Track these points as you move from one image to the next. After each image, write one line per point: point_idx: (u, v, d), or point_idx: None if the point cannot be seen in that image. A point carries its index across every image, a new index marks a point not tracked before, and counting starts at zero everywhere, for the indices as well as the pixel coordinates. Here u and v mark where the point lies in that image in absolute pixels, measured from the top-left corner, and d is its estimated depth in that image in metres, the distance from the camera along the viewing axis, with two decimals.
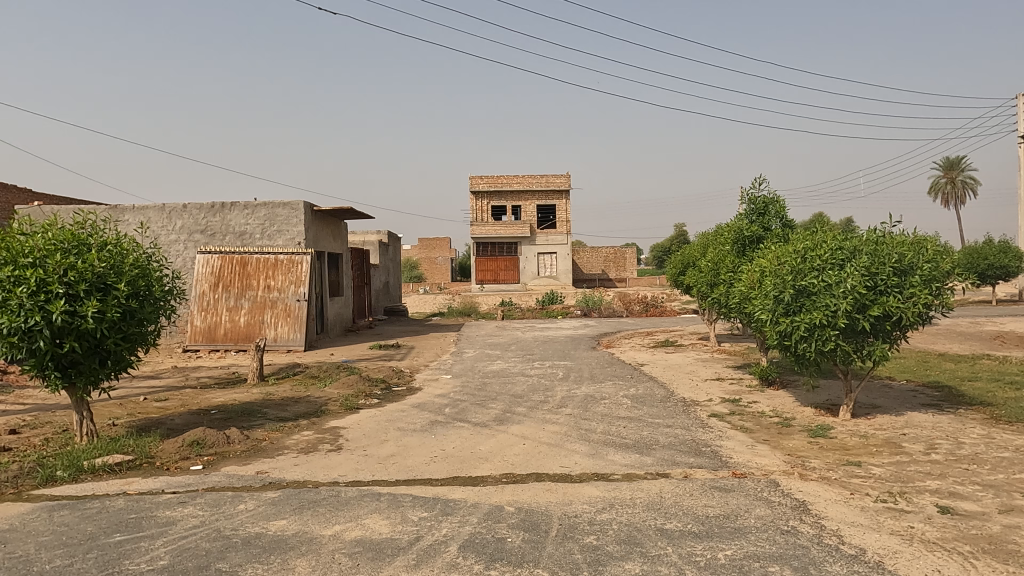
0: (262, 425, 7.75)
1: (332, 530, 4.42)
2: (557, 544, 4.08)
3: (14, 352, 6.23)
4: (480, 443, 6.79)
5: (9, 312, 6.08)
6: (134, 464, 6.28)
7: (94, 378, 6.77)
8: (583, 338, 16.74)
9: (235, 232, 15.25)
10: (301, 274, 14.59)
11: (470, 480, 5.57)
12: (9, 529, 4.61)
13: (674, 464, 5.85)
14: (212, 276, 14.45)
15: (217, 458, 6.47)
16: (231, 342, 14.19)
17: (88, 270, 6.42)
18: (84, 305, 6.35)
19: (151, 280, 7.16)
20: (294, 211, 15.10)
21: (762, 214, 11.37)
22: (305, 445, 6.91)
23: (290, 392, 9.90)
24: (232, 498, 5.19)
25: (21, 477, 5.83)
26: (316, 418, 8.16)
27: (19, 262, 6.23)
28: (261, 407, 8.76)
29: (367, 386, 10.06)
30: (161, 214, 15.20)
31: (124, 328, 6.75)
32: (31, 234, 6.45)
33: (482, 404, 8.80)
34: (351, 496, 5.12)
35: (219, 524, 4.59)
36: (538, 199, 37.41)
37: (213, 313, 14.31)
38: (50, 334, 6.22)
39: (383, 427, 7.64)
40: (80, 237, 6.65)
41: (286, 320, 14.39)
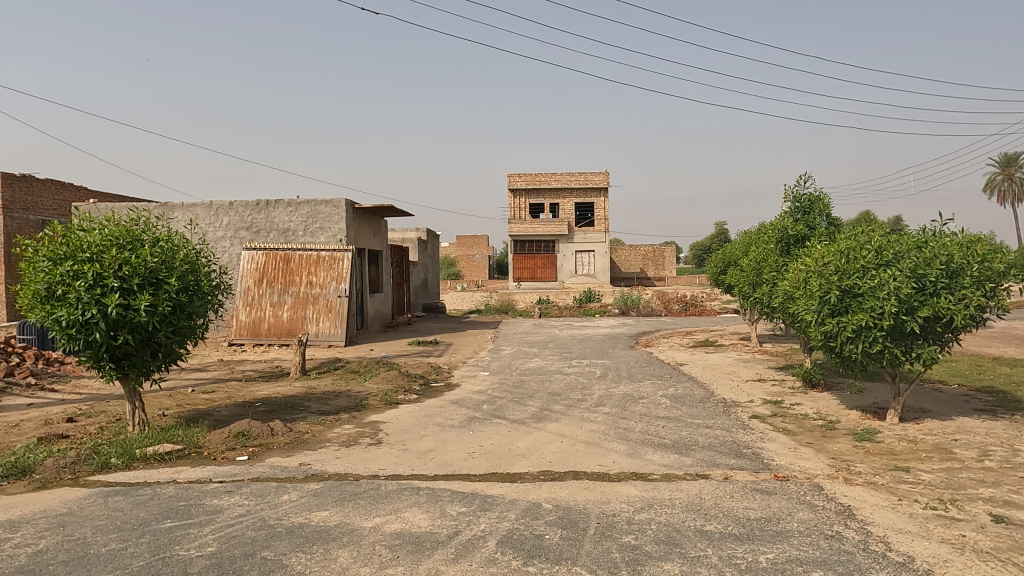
0: (304, 418, 7.92)
1: (372, 522, 4.51)
2: (595, 542, 4.07)
3: (71, 344, 6.53)
4: (517, 440, 6.81)
5: (68, 305, 6.37)
6: (182, 453, 6.48)
7: (147, 369, 7.01)
8: (620, 338, 16.41)
9: (279, 229, 15.52)
10: (342, 270, 14.82)
11: (508, 477, 5.59)
12: (67, 513, 4.83)
13: (714, 465, 5.78)
14: (256, 272, 14.84)
15: (261, 450, 6.63)
16: (274, 337, 14.52)
17: (141, 265, 6.66)
18: (137, 299, 6.58)
19: (200, 276, 7.37)
20: (335, 209, 15.32)
21: (807, 212, 11.11)
22: (346, 439, 7.03)
23: (331, 386, 10.08)
24: (276, 488, 5.32)
25: (79, 464, 6.08)
26: (356, 413, 8.28)
27: (78, 257, 6.50)
28: (303, 401, 8.95)
29: (406, 382, 10.17)
30: (209, 212, 15.63)
31: (174, 321, 6.97)
32: (89, 230, 6.71)
33: (519, 402, 8.82)
34: (391, 490, 5.19)
35: (264, 514, 4.72)
36: (576, 197, 37.27)
37: (257, 308, 14.70)
38: (105, 326, 6.47)
39: (421, 422, 7.71)
40: (134, 233, 6.88)
41: (327, 316, 14.62)
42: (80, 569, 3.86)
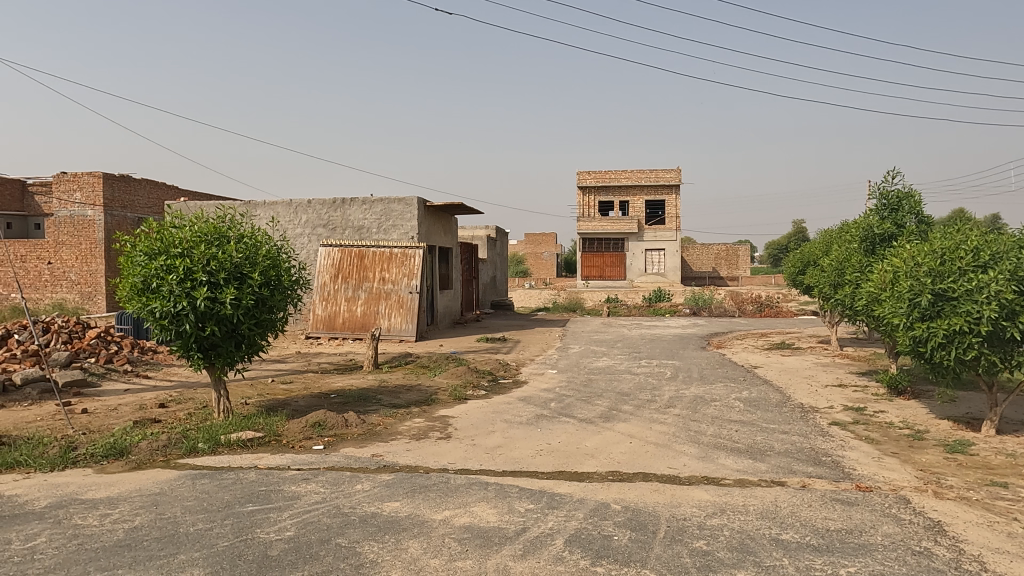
0: (376, 411, 8.14)
1: (442, 514, 4.58)
2: (665, 546, 4.00)
3: (164, 334, 6.94)
4: (585, 439, 6.77)
5: (161, 297, 6.77)
6: (263, 440, 6.78)
7: (232, 360, 7.37)
8: (691, 339, 16.07)
9: (354, 226, 15.95)
10: (413, 267, 15.11)
11: (576, 476, 5.56)
12: (159, 493, 5.14)
13: (790, 472, 5.57)
14: (332, 268, 15.37)
15: (336, 440, 6.85)
16: (348, 331, 15.00)
17: (227, 260, 6.99)
18: (223, 292, 6.91)
19: (281, 271, 7.66)
20: (408, 206, 15.61)
21: (895, 210, 10.53)
22: (417, 432, 7.17)
23: (402, 380, 10.32)
24: (350, 478, 5.49)
25: (169, 447, 6.46)
26: (426, 407, 8.44)
27: (170, 252, 6.89)
28: (376, 393, 9.20)
29: (475, 377, 10.29)
30: (289, 210, 16.27)
31: (257, 314, 7.29)
32: (181, 227, 7.10)
33: (587, 400, 8.76)
34: (460, 484, 5.26)
35: (338, 502, 4.88)
36: (646, 194, 36.67)
37: (333, 303, 15.22)
38: (194, 319, 6.84)
39: (489, 418, 7.79)
40: (221, 230, 7.23)
41: (399, 311, 14.96)
42: (171, 546, 4.10)
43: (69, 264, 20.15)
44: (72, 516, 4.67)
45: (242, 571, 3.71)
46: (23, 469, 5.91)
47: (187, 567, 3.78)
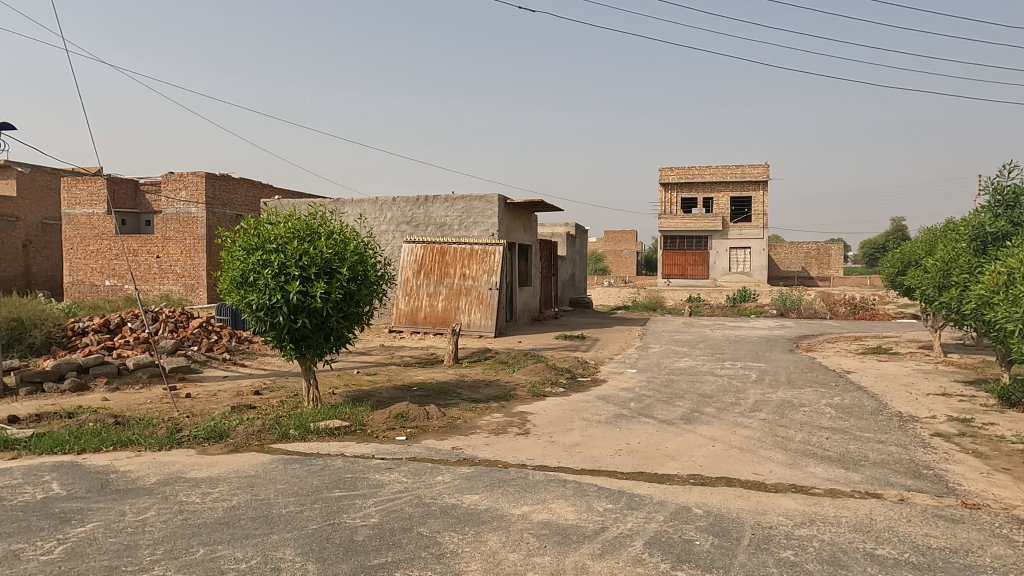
0: (456, 404, 8.29)
1: (521, 510, 4.61)
2: (750, 553, 3.88)
3: (260, 325, 7.33)
4: (666, 441, 6.64)
5: (258, 290, 7.15)
6: (349, 429, 7.04)
7: (321, 351, 7.70)
8: (778, 341, 15.46)
9: (436, 223, 16.28)
10: (493, 264, 15.27)
11: (656, 478, 5.47)
12: (255, 475, 5.44)
13: (887, 484, 5.27)
14: (415, 264, 15.78)
15: (418, 431, 7.03)
16: (430, 326, 15.34)
17: (318, 255, 7.30)
18: (314, 286, 7.23)
19: (368, 267, 7.91)
20: (489, 204, 15.76)
21: (1011, 206, 9.72)
22: (496, 427, 7.25)
23: (481, 375, 10.46)
24: (431, 469, 5.62)
25: (264, 432, 6.82)
26: (505, 402, 8.52)
27: (266, 248, 7.26)
28: (456, 387, 9.37)
29: (553, 375, 10.29)
30: (375, 207, 16.80)
31: (345, 308, 7.57)
32: (276, 223, 7.47)
33: (669, 402, 8.58)
34: (538, 480, 5.28)
35: (420, 492, 5.00)
36: (732, 191, 35.49)
37: (415, 298, 15.62)
38: (287, 311, 7.19)
39: (568, 416, 7.77)
40: (313, 227, 7.54)
41: (479, 307, 15.16)
42: (265, 526, 4.33)
43: (175, 258, 21.60)
44: (177, 492, 5.02)
45: (330, 554, 3.88)
46: (135, 447, 6.39)
47: (280, 547, 3.98)
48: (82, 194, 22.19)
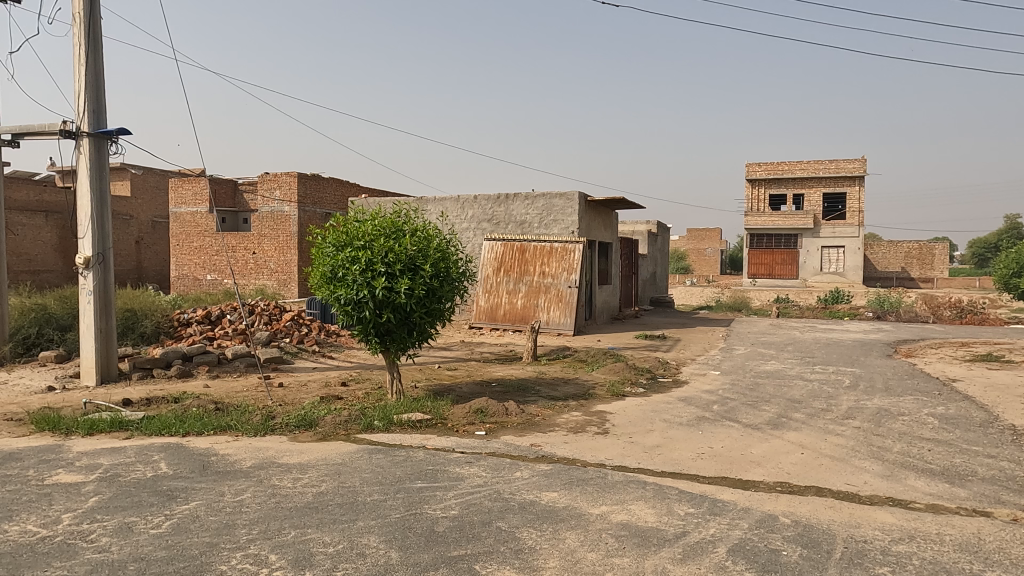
0: (535, 401, 8.32)
1: (599, 509, 4.58)
2: (841, 568, 3.69)
3: (347, 319, 7.61)
4: (751, 446, 6.42)
5: (346, 286, 7.43)
6: (430, 422, 7.20)
7: (404, 345, 7.91)
8: (874, 346, 14.62)
9: (517, 221, 16.37)
10: (573, 262, 15.21)
11: (740, 484, 5.30)
12: (342, 463, 5.66)
13: (998, 502, 4.88)
14: (496, 261, 15.94)
15: (497, 427, 7.11)
16: (509, 323, 15.47)
17: (403, 252, 7.50)
18: (398, 282, 7.44)
19: (450, 264, 8.05)
20: (569, 201, 15.69)
21: None
22: (574, 425, 7.23)
23: (559, 373, 10.45)
24: (510, 464, 5.67)
25: (351, 422, 7.09)
26: (584, 401, 8.47)
27: (354, 245, 7.53)
28: (534, 385, 9.40)
29: (633, 375, 10.15)
30: (456, 205, 17.07)
31: (427, 304, 7.75)
32: (364, 221, 7.72)
33: (754, 406, 8.28)
34: (617, 480, 5.23)
35: (499, 487, 5.06)
36: (825, 186, 33.81)
37: (495, 295, 15.78)
38: (373, 306, 7.43)
39: (648, 417, 7.65)
40: (397, 224, 7.74)
41: (558, 305, 15.15)
42: (351, 512, 4.50)
43: (269, 254, 22.75)
44: (270, 476, 5.29)
45: (412, 543, 3.98)
46: (233, 432, 6.79)
47: (365, 533, 4.13)
48: (187, 194, 23.73)
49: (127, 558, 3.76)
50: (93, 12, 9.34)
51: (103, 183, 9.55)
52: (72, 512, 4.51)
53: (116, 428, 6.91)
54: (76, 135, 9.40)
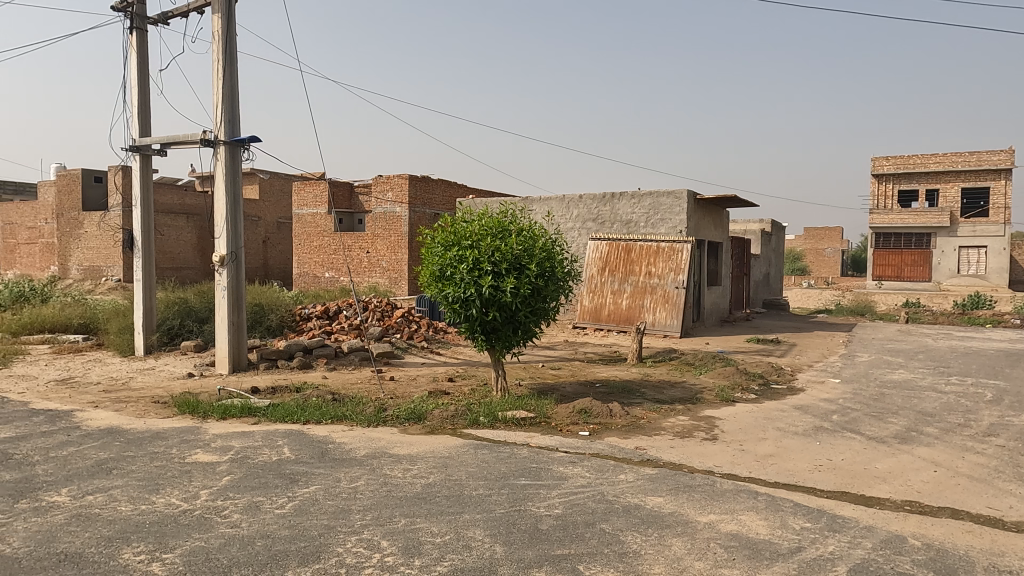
0: (640, 404, 8.18)
1: (708, 517, 4.44)
2: None
3: (455, 316, 7.82)
4: (876, 461, 5.99)
5: (454, 284, 7.63)
6: (534, 420, 7.26)
7: (509, 343, 8.02)
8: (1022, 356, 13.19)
9: (623, 220, 16.16)
10: (681, 262, 14.82)
11: (863, 500, 4.96)
12: (449, 456, 5.83)
13: None
14: (600, 261, 15.82)
15: (601, 428, 7.06)
16: (613, 323, 15.33)
17: (509, 252, 7.61)
18: (504, 281, 7.56)
19: (556, 263, 8.07)
20: (677, 200, 15.28)
21: None
22: (681, 430, 7.04)
23: (666, 376, 10.20)
24: (614, 467, 5.61)
25: (457, 417, 7.27)
26: (691, 405, 8.22)
27: (462, 244, 7.72)
28: (640, 387, 9.24)
29: (744, 380, 9.73)
30: (562, 204, 17.07)
31: (532, 303, 7.81)
32: (471, 221, 7.90)
33: (879, 417, 7.72)
34: (727, 489, 5.05)
35: (603, 488, 5.01)
36: (964, 181, 30.90)
37: (600, 295, 15.67)
38: (479, 304, 7.59)
39: (760, 424, 7.31)
40: (504, 224, 7.86)
41: (664, 306, 14.81)
42: (458, 505, 4.62)
43: (382, 253, 23.76)
44: (382, 466, 5.53)
45: (517, 538, 4.03)
46: (349, 422, 7.16)
47: (471, 526, 4.23)
48: (308, 196, 25.24)
49: (255, 534, 4.06)
50: (230, 30, 10.15)
51: (236, 187, 10.35)
52: (208, 489, 4.93)
53: (245, 414, 7.47)
54: (214, 144, 10.25)
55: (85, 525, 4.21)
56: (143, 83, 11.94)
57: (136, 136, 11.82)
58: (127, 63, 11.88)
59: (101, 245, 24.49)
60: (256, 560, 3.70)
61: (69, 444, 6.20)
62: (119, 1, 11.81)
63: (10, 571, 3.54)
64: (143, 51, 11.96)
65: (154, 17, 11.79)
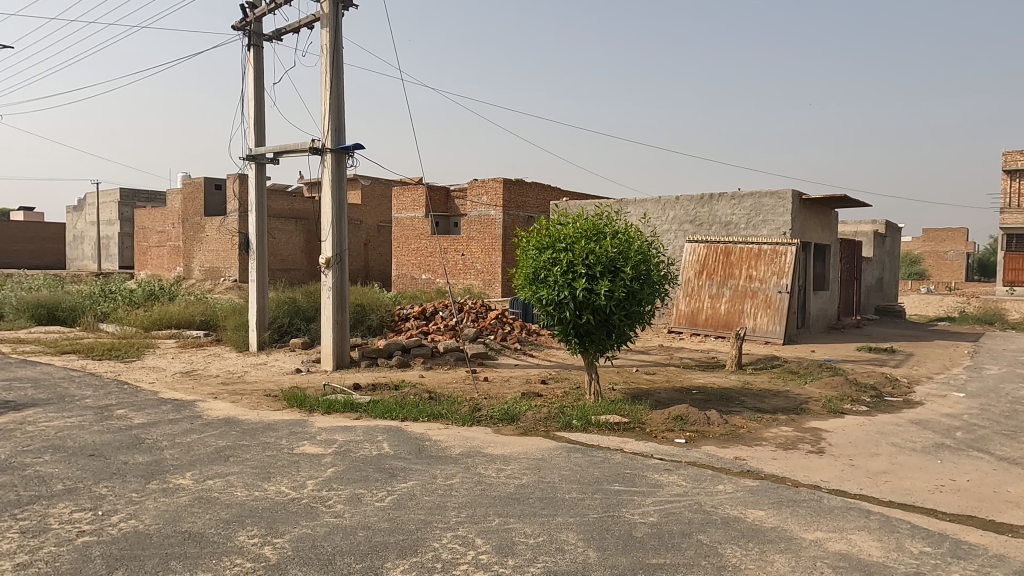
0: (739, 412, 7.88)
1: (814, 535, 4.21)
2: None
3: (549, 319, 7.84)
4: (1008, 483, 5.47)
5: (548, 286, 7.65)
6: (628, 426, 7.15)
7: (603, 346, 7.94)
8: None
9: (722, 222, 15.63)
10: (784, 265, 14.15)
11: (992, 526, 4.54)
12: (541, 459, 5.85)
13: None
14: (698, 264, 15.40)
15: (698, 436, 6.86)
16: (711, 328, 14.89)
17: (603, 254, 7.55)
18: (598, 284, 7.50)
19: (651, 266, 7.91)
20: (781, 200, 14.61)
21: None
22: (784, 441, 6.72)
23: (767, 384, 9.76)
24: (711, 476, 5.43)
25: (550, 419, 7.29)
26: (795, 416, 7.82)
27: (556, 247, 7.73)
28: (740, 395, 8.90)
29: (854, 391, 9.14)
30: (658, 206, 16.73)
31: (627, 306, 7.71)
32: (566, 224, 7.89)
33: (1012, 436, 7.04)
34: (835, 505, 4.77)
35: (700, 498, 4.86)
36: None
37: (697, 299, 15.26)
38: (573, 307, 7.57)
39: (872, 438, 6.86)
40: (599, 227, 7.79)
41: (766, 311, 14.20)
42: (551, 507, 4.62)
43: (477, 255, 24.18)
44: (477, 464, 5.63)
45: (610, 544, 3.99)
46: (444, 421, 7.32)
47: (565, 529, 4.22)
48: (407, 201, 26.08)
49: (357, 525, 4.23)
50: (337, 43, 10.66)
51: (341, 193, 10.85)
52: (314, 479, 5.19)
53: (348, 409, 7.82)
54: (322, 152, 10.79)
55: (206, 507, 4.55)
56: (259, 96, 12.76)
57: (253, 146, 12.65)
58: (245, 78, 12.74)
59: (220, 247, 26.37)
60: (359, 549, 3.86)
61: (192, 431, 6.71)
62: (238, 21, 12.69)
63: (143, 545, 3.88)
64: (259, 66, 12.79)
65: (269, 34, 12.58)
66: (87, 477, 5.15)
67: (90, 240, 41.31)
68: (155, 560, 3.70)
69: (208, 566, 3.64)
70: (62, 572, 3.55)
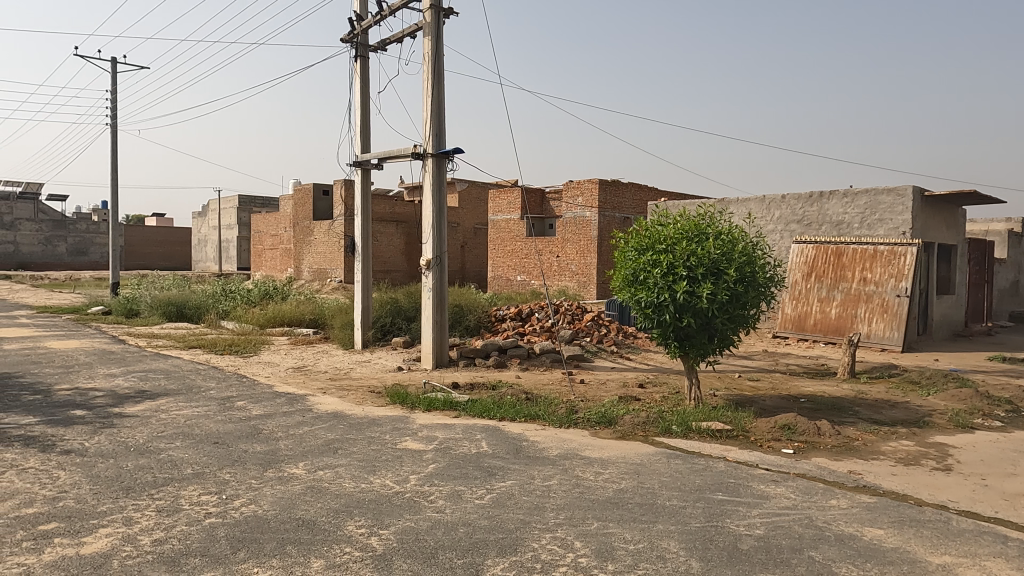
0: (853, 423, 7.41)
1: (941, 559, 3.89)
2: None
3: (647, 322, 7.70)
4: None
5: (647, 288, 7.52)
6: (731, 433, 6.89)
7: (704, 351, 7.71)
8: None
9: (833, 221, 14.76)
10: (904, 267, 13.19)
11: None
12: (640, 464, 5.75)
13: None
14: (806, 266, 14.66)
15: (807, 446, 6.51)
16: (820, 333, 14.12)
17: (705, 256, 7.33)
18: (700, 287, 7.29)
19: (756, 268, 7.59)
20: (900, 197, 13.63)
21: None
22: (905, 456, 6.26)
23: (884, 395, 9.12)
24: (824, 490, 5.14)
25: (649, 423, 7.15)
26: (917, 429, 7.26)
27: (656, 249, 7.58)
28: (853, 405, 8.37)
29: (985, 405, 8.36)
30: (763, 205, 16.02)
31: (730, 310, 7.44)
32: (667, 225, 7.72)
33: None
34: (966, 528, 4.39)
35: (811, 513, 4.62)
36: None
37: (805, 303, 14.52)
38: (673, 310, 7.40)
39: (1007, 457, 6.25)
40: (701, 227, 7.57)
41: (882, 316, 13.28)
42: (651, 513, 4.53)
43: (571, 257, 24.11)
44: (574, 467, 5.62)
45: (714, 555, 3.86)
46: (542, 421, 7.35)
47: (666, 537, 4.13)
48: (504, 203, 26.41)
49: (458, 521, 4.32)
50: (437, 50, 10.95)
51: (441, 197, 11.15)
52: (416, 474, 5.36)
53: (448, 407, 8.01)
54: (422, 157, 11.14)
55: (317, 497, 4.79)
56: (364, 104, 13.31)
57: (359, 152, 13.21)
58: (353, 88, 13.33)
59: (328, 249, 27.72)
60: (460, 545, 3.94)
61: (304, 424, 7.10)
62: (347, 34, 13.31)
63: (262, 529, 4.14)
64: (365, 76, 13.36)
65: (374, 44, 13.10)
66: (212, 463, 5.57)
67: (213, 243, 44.55)
68: (272, 543, 3.93)
69: (320, 552, 3.83)
70: (192, 549, 3.85)
